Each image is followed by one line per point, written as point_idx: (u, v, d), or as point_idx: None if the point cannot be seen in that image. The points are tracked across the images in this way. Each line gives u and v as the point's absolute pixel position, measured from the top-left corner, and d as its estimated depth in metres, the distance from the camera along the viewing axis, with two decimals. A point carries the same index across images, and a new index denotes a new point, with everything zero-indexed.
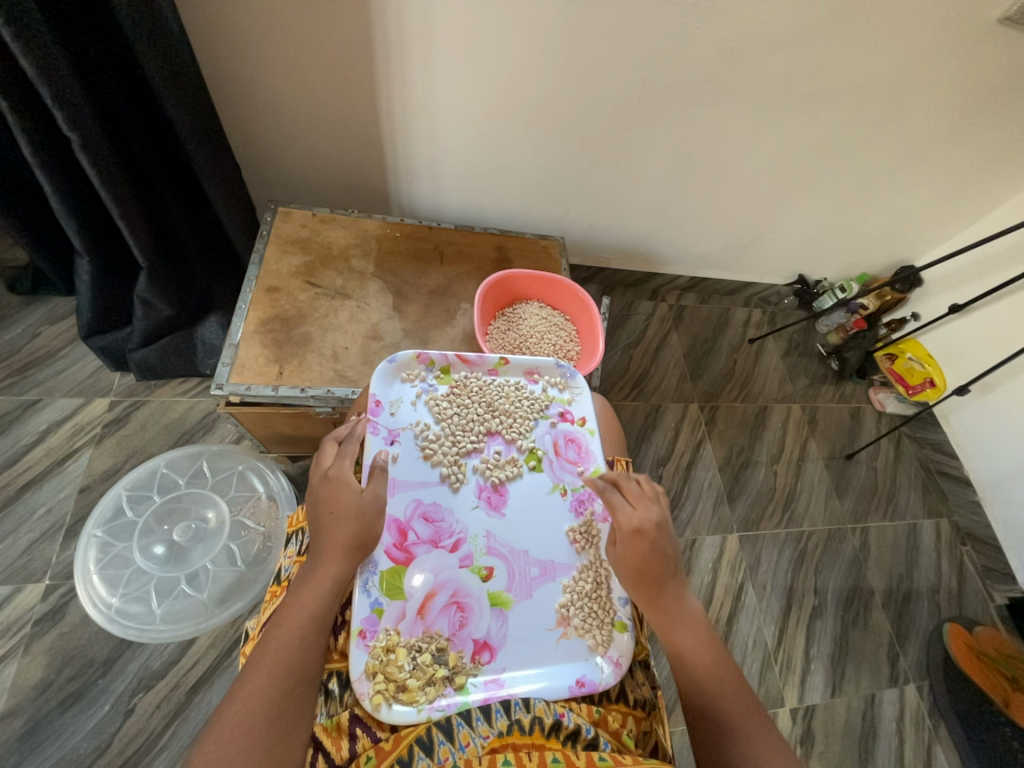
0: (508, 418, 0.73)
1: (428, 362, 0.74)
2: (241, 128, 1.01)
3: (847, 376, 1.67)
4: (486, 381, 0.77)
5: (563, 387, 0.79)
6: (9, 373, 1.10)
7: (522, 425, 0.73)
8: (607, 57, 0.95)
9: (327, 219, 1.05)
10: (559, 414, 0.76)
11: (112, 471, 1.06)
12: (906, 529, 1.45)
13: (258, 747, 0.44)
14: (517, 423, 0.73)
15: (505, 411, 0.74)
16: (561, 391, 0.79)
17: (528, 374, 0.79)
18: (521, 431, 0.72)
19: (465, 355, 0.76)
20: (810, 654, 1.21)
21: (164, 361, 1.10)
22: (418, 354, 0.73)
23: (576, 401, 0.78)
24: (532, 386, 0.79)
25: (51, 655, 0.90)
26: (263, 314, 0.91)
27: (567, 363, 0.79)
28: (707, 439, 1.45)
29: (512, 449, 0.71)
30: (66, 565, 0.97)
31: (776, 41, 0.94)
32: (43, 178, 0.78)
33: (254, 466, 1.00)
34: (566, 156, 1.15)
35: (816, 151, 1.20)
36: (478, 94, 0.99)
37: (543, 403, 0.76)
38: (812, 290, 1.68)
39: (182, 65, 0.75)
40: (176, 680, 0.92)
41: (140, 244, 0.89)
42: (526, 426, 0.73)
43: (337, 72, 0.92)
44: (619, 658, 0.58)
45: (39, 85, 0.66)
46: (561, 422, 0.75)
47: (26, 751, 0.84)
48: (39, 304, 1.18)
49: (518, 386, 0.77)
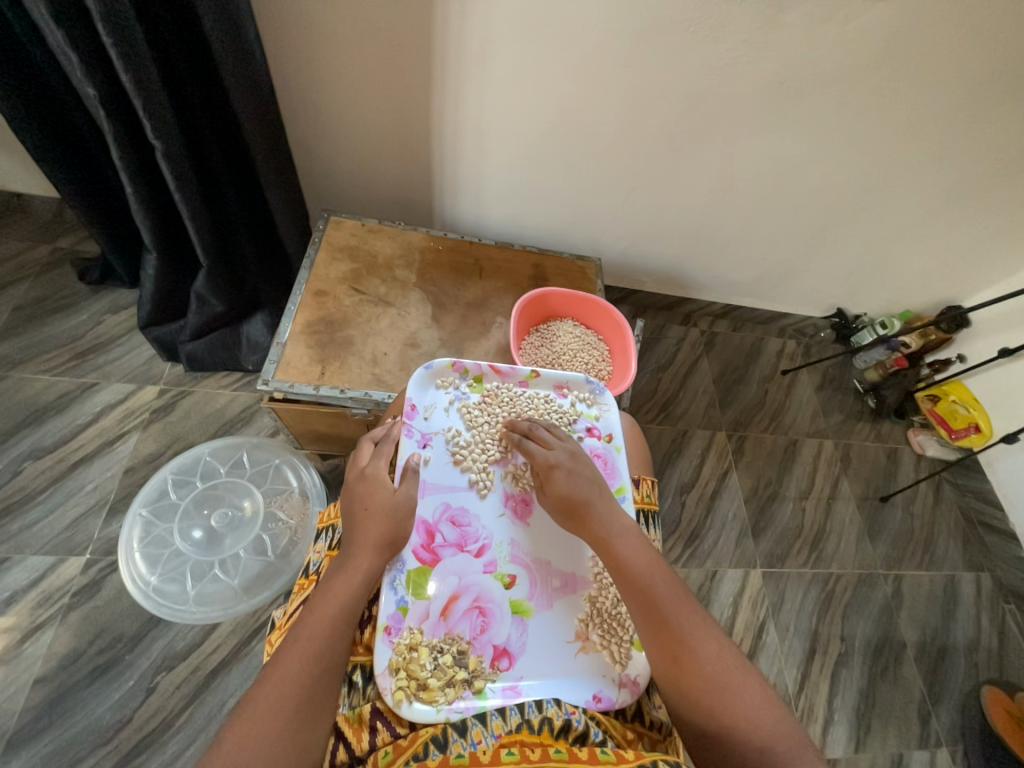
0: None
1: (463, 371, 0.77)
2: (302, 139, 1.07)
3: (884, 415, 1.61)
4: (518, 393, 0.79)
5: (591, 403, 0.79)
6: (71, 357, 1.18)
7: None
8: (655, 86, 0.97)
9: (374, 230, 1.10)
10: (587, 429, 0.76)
11: (155, 455, 1.12)
12: (943, 581, 1.38)
13: (287, 728, 0.46)
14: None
15: None
16: (589, 406, 0.79)
17: (559, 388, 0.80)
18: None
19: (498, 366, 0.78)
20: (833, 704, 1.16)
21: (211, 353, 1.16)
22: (453, 362, 0.76)
23: (604, 417, 0.78)
24: (561, 400, 0.80)
25: (84, 626, 0.94)
26: (310, 316, 0.96)
27: (597, 379, 0.80)
28: (733, 469, 1.42)
29: None
30: (106, 541, 1.02)
31: (823, 77, 0.95)
32: (126, 180, 0.85)
33: (288, 460, 1.04)
34: (607, 180, 1.18)
35: (860, 186, 1.20)
36: (525, 118, 1.03)
37: (571, 418, 0.77)
38: (850, 324, 1.64)
39: (259, 83, 0.81)
40: (196, 663, 0.94)
41: (204, 245, 0.95)
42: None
43: (398, 95, 0.98)
44: (637, 677, 0.57)
45: (133, 97, 0.72)
46: (588, 437, 0.75)
47: (53, 717, 0.88)
48: (104, 294, 1.27)
49: (547, 399, 0.79)
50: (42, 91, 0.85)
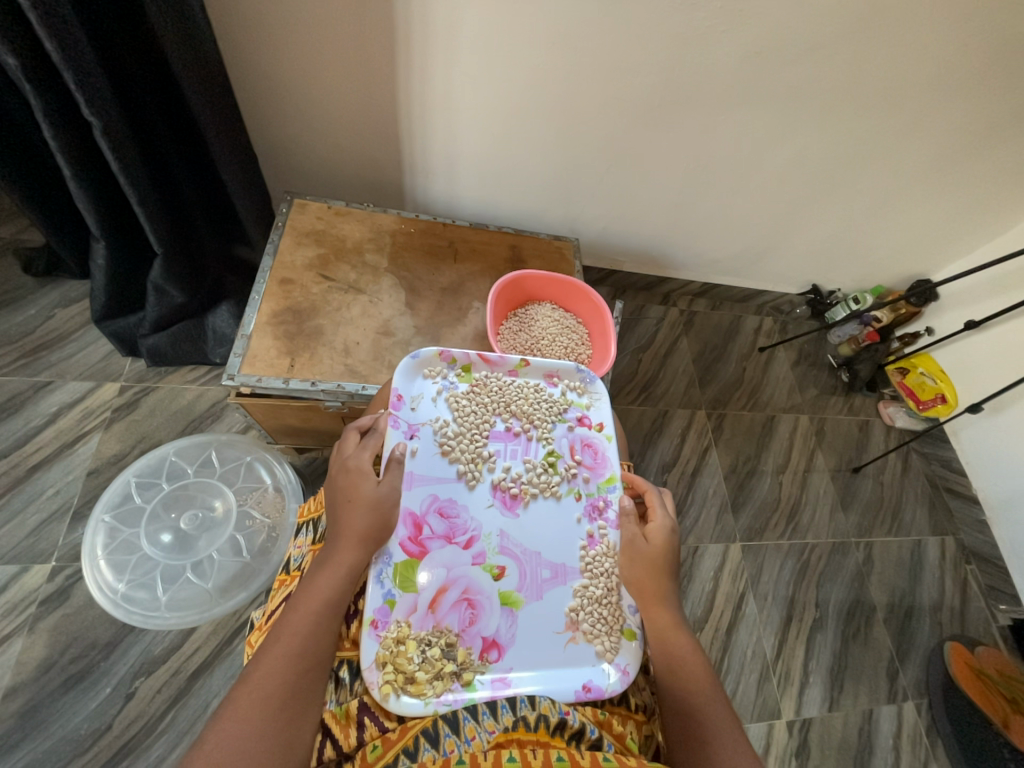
0: (526, 419, 0.73)
1: (451, 359, 0.74)
2: (257, 115, 1.00)
3: (857, 388, 1.65)
4: (507, 381, 0.77)
5: (583, 392, 0.78)
6: (22, 354, 1.11)
7: (541, 426, 0.73)
8: (628, 57, 0.93)
9: (342, 212, 1.05)
10: (578, 417, 0.75)
11: (120, 455, 1.07)
12: (911, 545, 1.44)
13: (271, 728, 0.45)
14: (534, 423, 0.73)
15: (523, 412, 0.74)
16: (580, 395, 0.78)
17: (549, 377, 0.79)
18: (539, 432, 0.72)
19: (487, 354, 0.76)
20: (808, 667, 1.21)
21: (175, 348, 1.11)
22: (441, 351, 0.73)
23: (595, 406, 0.78)
24: (551, 388, 0.78)
25: (54, 636, 0.91)
26: (276, 305, 0.91)
27: (588, 368, 0.79)
28: (712, 446, 1.44)
29: (528, 450, 0.71)
30: (73, 547, 0.98)
31: (800, 50, 0.93)
32: (64, 162, 0.79)
33: (261, 457, 1.00)
34: (582, 157, 1.14)
35: (835, 161, 1.19)
36: (495, 93, 0.99)
37: (562, 406, 0.76)
38: (825, 300, 1.65)
39: (203, 52, 0.75)
40: (177, 666, 0.92)
41: (156, 231, 0.89)
42: (543, 427, 0.73)
43: (358, 67, 0.93)
44: (627, 666, 0.59)
45: (62, 68, 0.66)
46: (579, 426, 0.75)
47: (27, 730, 0.85)
48: (53, 286, 1.19)
49: (537, 387, 0.77)
50: None
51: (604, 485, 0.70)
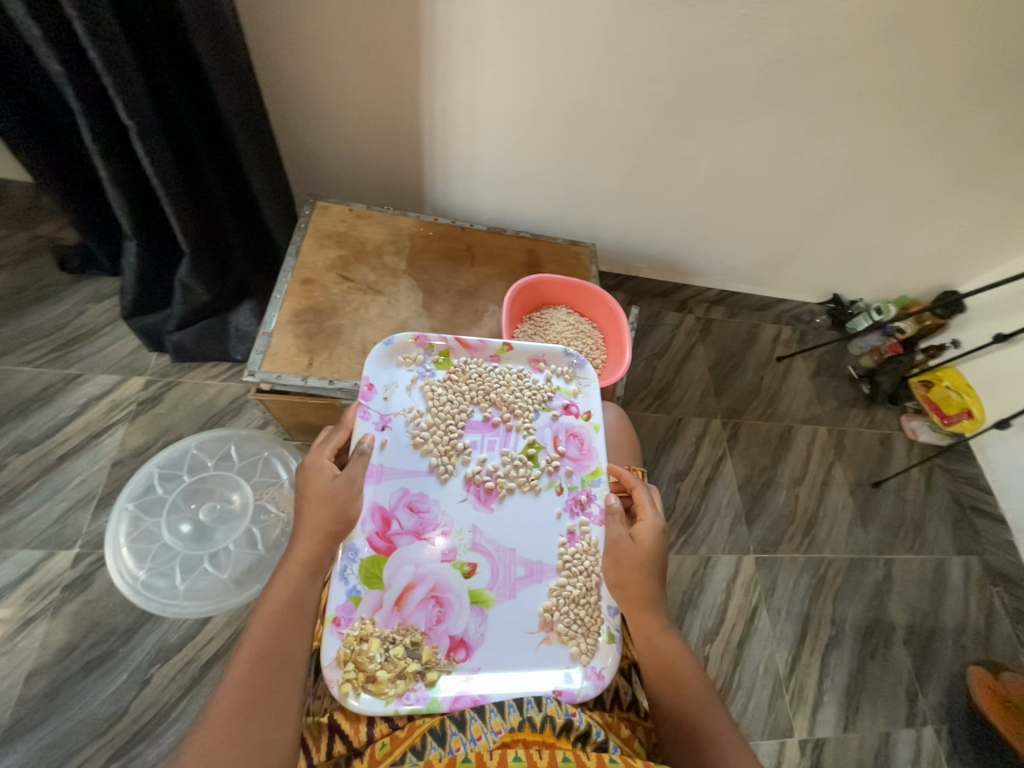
0: (506, 409, 0.74)
1: (428, 347, 0.75)
2: (285, 119, 1.03)
3: (878, 401, 1.61)
4: (488, 368, 0.77)
5: (569, 378, 0.78)
6: (55, 347, 1.15)
7: (521, 416, 0.74)
8: (650, 64, 0.94)
9: (363, 215, 1.07)
10: (563, 405, 0.76)
11: (144, 447, 1.10)
12: (933, 564, 1.40)
13: (248, 724, 0.49)
14: (515, 413, 0.74)
15: (505, 401, 0.75)
16: (567, 381, 0.78)
17: (534, 363, 0.80)
18: (521, 422, 0.74)
19: (466, 341, 0.77)
20: (823, 686, 1.18)
21: (199, 344, 1.14)
22: (417, 338, 0.74)
23: (583, 393, 0.78)
24: (536, 375, 0.79)
25: (76, 620, 0.94)
26: (297, 305, 0.93)
27: (575, 353, 0.79)
28: (727, 456, 1.42)
29: (509, 442, 0.73)
30: (96, 534, 1.01)
31: (826, 57, 0.93)
32: (101, 164, 0.82)
33: (278, 452, 1.02)
34: (602, 162, 1.14)
35: (858, 169, 1.17)
36: (517, 99, 1.00)
37: (546, 394, 0.76)
38: (846, 310, 1.62)
39: (236, 58, 0.78)
40: (191, 655, 0.94)
41: (185, 232, 0.92)
42: (525, 417, 0.74)
43: (385, 74, 0.95)
44: (602, 670, 0.60)
45: (104, 75, 0.69)
46: (563, 415, 0.75)
47: (47, 710, 0.87)
48: (85, 282, 1.23)
49: (521, 374, 0.77)
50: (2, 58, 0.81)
51: (588, 478, 0.71)
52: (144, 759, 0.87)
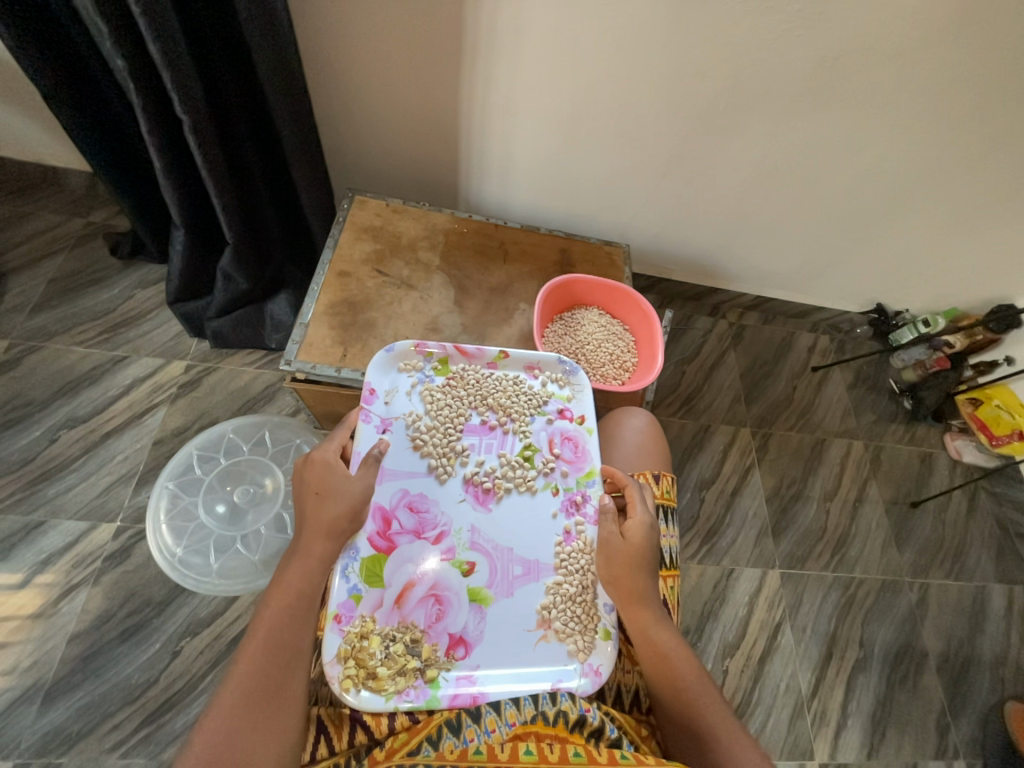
0: (502, 412, 0.75)
1: (427, 354, 0.77)
2: (328, 114, 1.05)
3: (920, 417, 1.53)
4: (484, 374, 0.79)
5: (564, 384, 0.79)
6: (104, 329, 1.21)
7: (518, 420, 0.75)
8: (696, 61, 0.92)
9: (399, 210, 1.08)
10: (558, 410, 0.77)
11: (182, 428, 1.15)
12: (973, 591, 1.33)
13: (257, 715, 0.50)
14: (511, 417, 0.75)
15: (502, 406, 0.76)
16: (561, 387, 0.79)
17: (529, 368, 0.80)
18: (517, 426, 0.75)
19: (463, 347, 0.78)
20: (847, 709, 1.14)
21: (236, 332, 1.17)
22: (416, 346, 0.76)
23: (577, 398, 0.78)
24: (531, 380, 0.80)
25: (115, 589, 0.99)
26: (333, 297, 0.95)
27: (569, 359, 0.80)
28: (756, 466, 1.38)
29: (507, 445, 0.73)
30: (136, 509, 1.06)
31: (883, 54, 0.90)
32: (155, 154, 0.85)
33: (309, 440, 1.05)
34: (640, 161, 1.12)
35: (911, 173, 1.12)
36: (556, 97, 0.99)
37: (541, 399, 0.77)
38: (890, 321, 1.54)
39: (285, 53, 0.79)
40: (219, 631, 0.98)
41: (230, 222, 0.95)
42: (521, 420, 0.75)
43: (427, 71, 0.96)
44: (599, 667, 0.61)
45: (162, 69, 0.72)
46: (558, 419, 0.76)
47: (86, 672, 0.92)
48: (134, 268, 1.29)
49: (516, 380, 0.79)
50: (68, 52, 0.85)
51: (583, 479, 0.71)
52: (172, 726, 0.90)
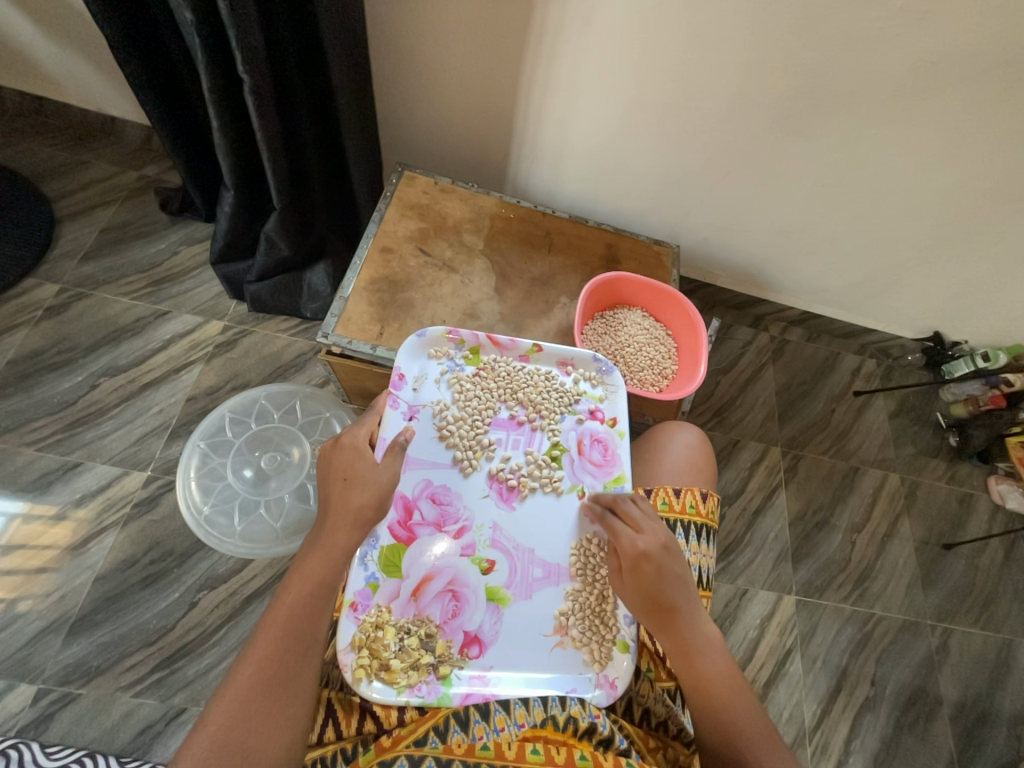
0: (531, 408, 0.74)
1: (458, 341, 0.75)
2: (383, 83, 1.03)
3: (965, 456, 1.44)
4: (516, 367, 0.77)
5: (597, 383, 0.77)
6: (148, 283, 1.24)
7: (547, 417, 0.73)
8: (776, 56, 0.87)
9: (446, 190, 1.06)
10: (589, 410, 0.75)
11: (215, 388, 1.17)
12: (999, 644, 1.26)
13: (274, 697, 0.50)
14: (540, 414, 0.74)
15: (531, 401, 0.74)
16: (594, 387, 0.77)
17: (562, 364, 0.78)
18: (546, 423, 0.73)
19: (496, 337, 0.76)
20: (850, 746, 1.11)
21: (273, 298, 1.18)
22: (448, 332, 0.74)
23: (609, 399, 0.76)
24: (564, 377, 0.77)
25: (141, 536, 1.02)
26: (374, 273, 0.94)
27: (605, 358, 0.77)
28: (783, 487, 1.33)
29: (534, 443, 0.72)
30: (166, 461, 1.09)
31: (984, 63, 0.83)
32: (214, 113, 0.85)
33: (339, 414, 1.06)
34: (701, 158, 1.07)
35: (995, 194, 1.04)
36: (621, 83, 0.95)
37: (573, 397, 0.75)
38: (946, 351, 1.44)
39: (349, 16, 0.78)
40: (234, 588, 1.00)
41: (278, 187, 0.95)
42: (550, 418, 0.73)
43: (490, 47, 0.93)
44: (615, 680, 0.59)
45: (228, 25, 0.71)
46: (588, 420, 0.74)
47: (109, 612, 0.97)
48: (181, 225, 1.30)
49: (548, 375, 0.76)
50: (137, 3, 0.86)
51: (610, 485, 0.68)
52: (183, 674, 0.94)
